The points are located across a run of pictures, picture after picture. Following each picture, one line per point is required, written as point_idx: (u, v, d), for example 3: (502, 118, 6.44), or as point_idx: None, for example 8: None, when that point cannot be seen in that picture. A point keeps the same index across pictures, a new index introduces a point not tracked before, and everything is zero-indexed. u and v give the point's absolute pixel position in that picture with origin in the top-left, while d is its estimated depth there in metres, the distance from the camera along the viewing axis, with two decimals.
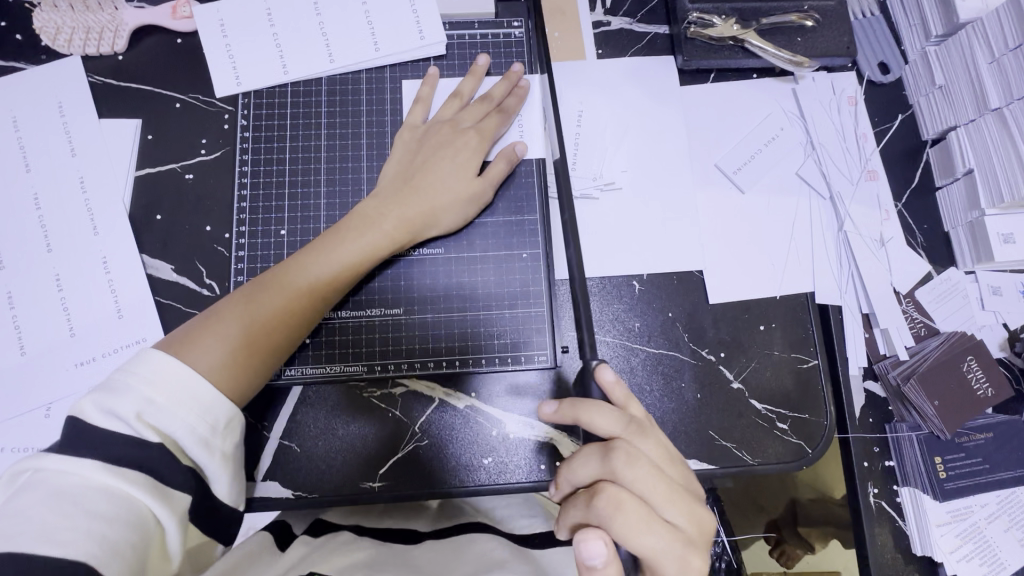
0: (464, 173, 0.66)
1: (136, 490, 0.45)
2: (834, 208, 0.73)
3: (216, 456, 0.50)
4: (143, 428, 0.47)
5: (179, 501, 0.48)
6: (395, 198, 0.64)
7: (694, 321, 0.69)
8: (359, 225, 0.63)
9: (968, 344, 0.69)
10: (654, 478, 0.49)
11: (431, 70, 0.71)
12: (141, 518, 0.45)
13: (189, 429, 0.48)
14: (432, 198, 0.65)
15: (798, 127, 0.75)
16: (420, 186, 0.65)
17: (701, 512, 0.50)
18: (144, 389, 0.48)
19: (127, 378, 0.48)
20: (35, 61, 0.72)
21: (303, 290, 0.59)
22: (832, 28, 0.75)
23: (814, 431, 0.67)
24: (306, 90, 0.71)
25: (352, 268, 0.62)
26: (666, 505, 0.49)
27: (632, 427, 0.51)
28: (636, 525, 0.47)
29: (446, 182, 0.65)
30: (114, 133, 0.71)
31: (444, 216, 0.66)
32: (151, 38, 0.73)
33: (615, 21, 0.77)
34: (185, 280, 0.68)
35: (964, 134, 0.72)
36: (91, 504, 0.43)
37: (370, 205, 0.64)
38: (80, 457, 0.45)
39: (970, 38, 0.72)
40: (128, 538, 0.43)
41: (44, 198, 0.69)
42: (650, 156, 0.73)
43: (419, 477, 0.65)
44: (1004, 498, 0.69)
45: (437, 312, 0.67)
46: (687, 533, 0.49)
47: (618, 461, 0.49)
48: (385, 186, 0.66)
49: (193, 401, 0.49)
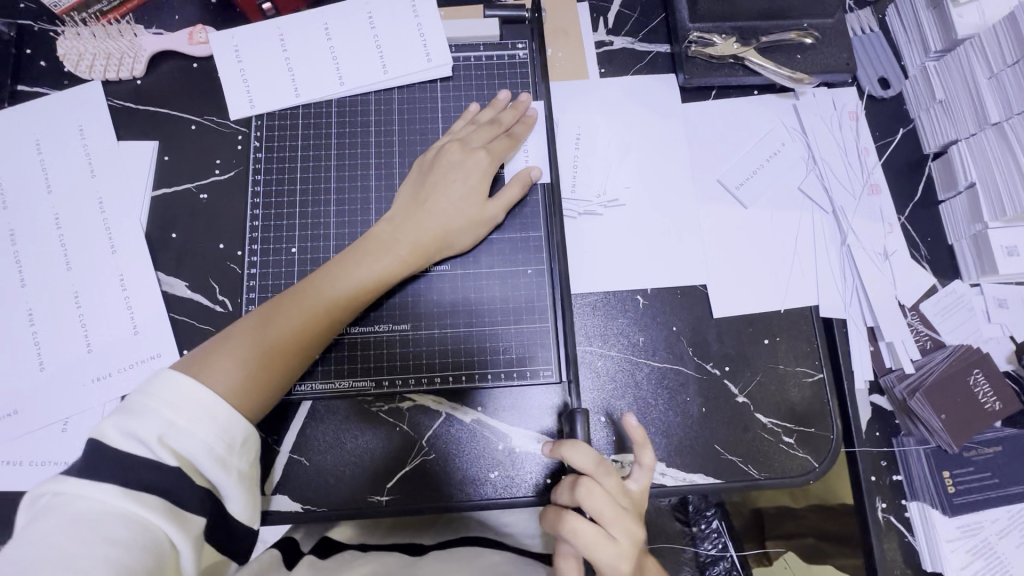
0: (472, 194, 0.67)
1: (152, 513, 0.45)
2: (837, 222, 0.74)
3: (233, 475, 0.50)
4: (164, 450, 0.47)
5: (196, 524, 0.48)
6: (408, 222, 0.66)
7: (698, 335, 0.70)
8: (374, 249, 0.64)
9: (974, 357, 0.68)
10: (608, 504, 0.53)
11: (472, 106, 0.72)
12: (158, 543, 0.44)
13: (206, 449, 0.49)
14: (444, 221, 0.66)
15: (800, 142, 0.76)
16: (430, 206, 0.66)
17: (642, 538, 0.54)
18: (164, 411, 0.48)
19: (146, 400, 0.48)
20: (58, 86, 0.75)
21: (320, 312, 0.60)
22: (832, 46, 0.76)
23: (820, 445, 0.67)
24: (317, 111, 0.73)
25: (368, 290, 0.63)
26: (613, 521, 0.53)
27: (602, 463, 0.55)
28: (589, 548, 0.52)
29: (455, 204, 0.66)
30: (132, 155, 0.73)
31: (458, 237, 0.67)
32: (168, 63, 0.76)
33: (617, 41, 0.79)
34: (198, 296, 0.70)
35: (965, 148, 0.72)
36: (108, 529, 0.43)
37: (385, 228, 0.66)
38: (99, 479, 0.45)
39: (968, 54, 0.72)
40: (145, 565, 0.43)
41: (64, 217, 0.71)
42: (652, 173, 0.75)
43: (426, 491, 0.65)
44: (1014, 513, 0.68)
45: (447, 329, 0.68)
46: (623, 545, 0.53)
47: (579, 492, 0.53)
48: (399, 209, 0.67)
49: (211, 419, 0.49)
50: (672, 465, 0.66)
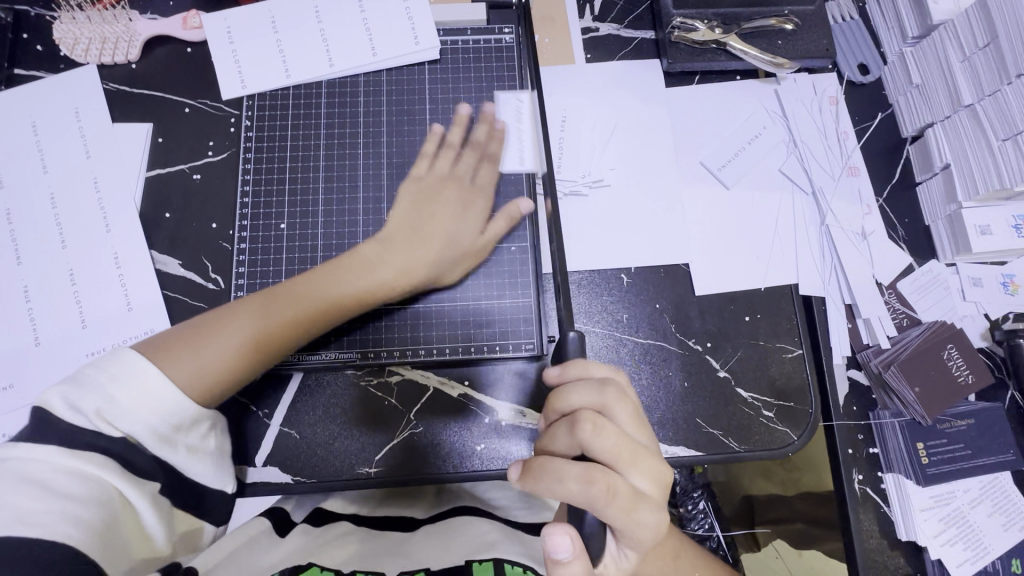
0: (464, 228, 0.69)
1: (106, 473, 0.48)
2: (816, 203, 0.76)
3: (180, 450, 0.52)
4: (106, 423, 0.49)
5: (149, 487, 0.50)
6: (407, 242, 0.67)
7: (680, 312, 0.72)
8: (370, 261, 0.65)
9: (948, 333, 0.70)
10: (623, 443, 0.48)
11: (462, 112, 0.73)
12: (113, 500, 0.48)
13: (149, 424, 0.50)
14: (440, 247, 0.67)
15: (780, 126, 0.78)
16: (430, 230, 0.68)
17: (664, 473, 0.50)
18: (107, 387, 0.50)
19: (99, 374, 0.50)
20: (54, 70, 0.77)
21: (306, 318, 0.62)
22: (811, 32, 0.78)
23: (799, 419, 0.69)
24: (307, 93, 0.75)
25: (356, 304, 0.64)
26: (631, 468, 0.48)
27: (605, 398, 0.50)
28: (626, 504, 0.46)
29: (448, 233, 0.68)
30: (127, 137, 0.75)
31: (450, 268, 0.68)
32: (162, 48, 0.78)
33: (602, 27, 0.81)
34: (191, 274, 0.71)
35: (940, 131, 0.74)
36: (65, 487, 0.46)
37: (385, 242, 0.67)
38: (43, 442, 0.47)
39: (943, 39, 0.74)
40: (102, 517, 0.46)
41: (59, 197, 0.72)
42: (636, 154, 0.76)
43: (414, 462, 0.67)
44: (986, 483, 0.70)
45: (441, 331, 0.69)
46: (655, 496, 0.48)
47: (587, 432, 0.48)
48: (399, 224, 0.68)
49: (157, 403, 0.51)
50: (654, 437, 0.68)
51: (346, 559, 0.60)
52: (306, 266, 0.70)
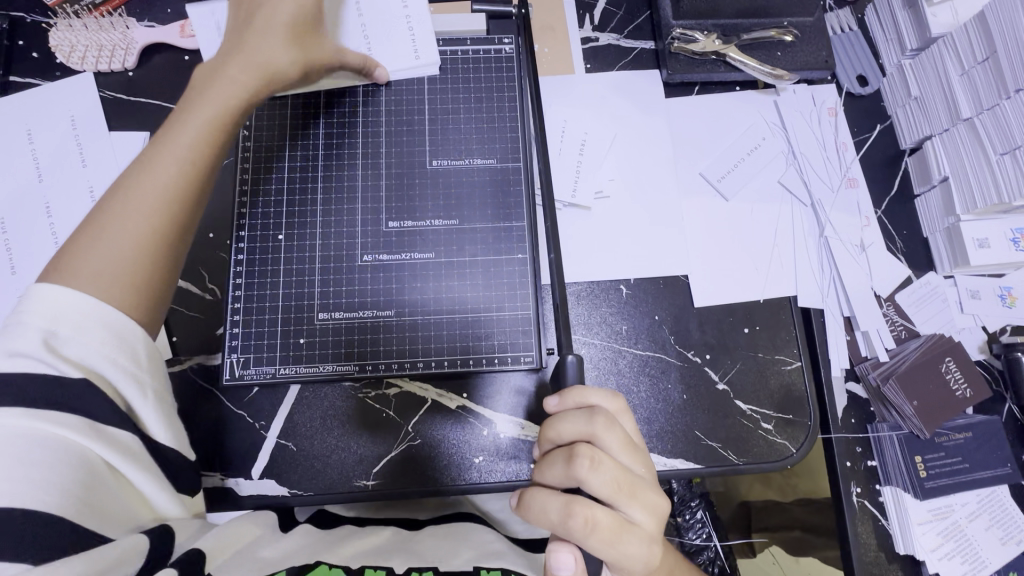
0: (287, 25, 0.62)
1: (68, 431, 0.45)
2: (815, 215, 0.76)
3: (150, 395, 0.51)
4: (64, 364, 0.47)
5: (121, 438, 0.48)
6: (229, 54, 0.61)
7: (679, 323, 0.72)
8: (210, 81, 0.60)
9: (947, 345, 0.70)
10: (618, 479, 0.48)
11: None
12: (81, 456, 0.46)
13: (107, 357, 0.49)
14: (267, 49, 0.61)
15: (780, 137, 0.78)
16: (249, 39, 0.61)
17: (662, 505, 0.50)
18: (41, 322, 0.48)
19: (24, 316, 0.48)
20: (51, 77, 0.76)
21: (191, 165, 0.56)
22: (811, 44, 0.78)
23: (797, 431, 0.69)
24: (305, 103, 0.74)
25: (218, 130, 0.59)
26: (627, 502, 0.49)
27: (599, 429, 0.50)
28: (611, 537, 0.48)
29: (267, 33, 0.61)
30: (124, 145, 0.74)
31: (280, 49, 0.61)
32: (160, 56, 0.77)
33: (602, 37, 0.81)
34: (188, 284, 0.71)
35: (938, 143, 0.75)
36: (22, 449, 0.43)
37: (211, 66, 0.61)
38: (2, 406, 0.44)
39: (941, 53, 0.74)
40: (79, 477, 0.45)
41: (54, 206, 0.72)
42: (636, 165, 0.76)
43: (413, 475, 0.66)
44: (983, 496, 0.70)
45: (448, 328, 0.69)
46: (650, 529, 0.49)
47: (582, 467, 0.48)
48: (224, 45, 0.62)
49: (102, 328, 0.49)
50: (653, 450, 0.68)
51: (352, 555, 0.56)
52: (304, 277, 0.69)
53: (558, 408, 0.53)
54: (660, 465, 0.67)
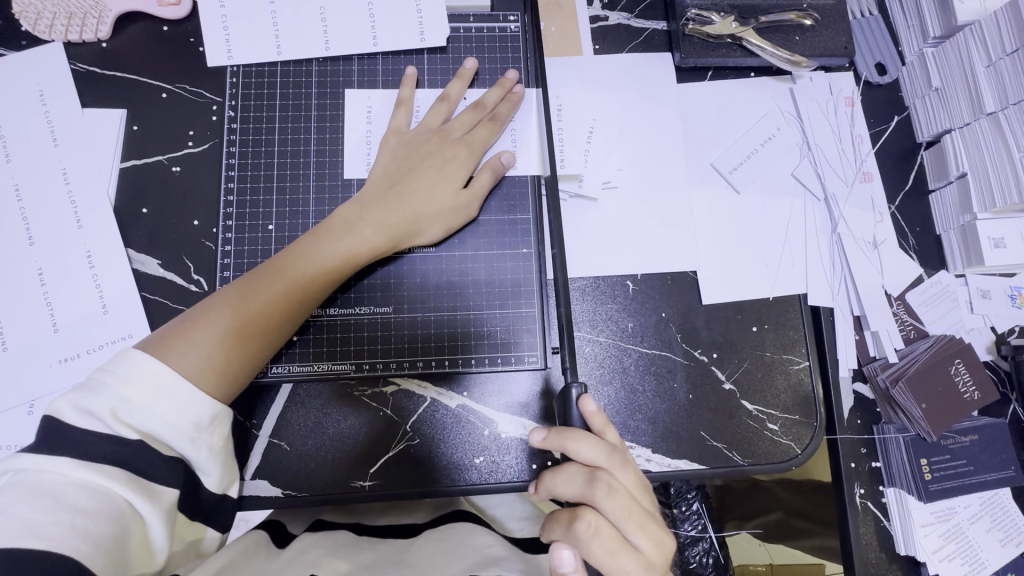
0: (430, 198, 0.63)
1: (117, 485, 0.45)
2: (828, 210, 0.73)
3: (203, 451, 0.50)
4: (120, 426, 0.46)
5: (166, 496, 0.48)
6: (381, 203, 0.62)
7: (688, 321, 0.69)
8: (340, 228, 0.61)
9: (957, 347, 0.70)
10: (631, 508, 0.48)
11: (467, 64, 0.69)
12: (122, 512, 0.45)
13: (168, 424, 0.48)
14: (417, 207, 0.63)
15: (795, 127, 0.75)
16: (419, 186, 0.63)
17: (668, 542, 0.50)
18: (119, 387, 0.47)
19: (106, 377, 0.48)
20: (15, 46, 0.70)
21: (292, 287, 0.58)
22: (831, 28, 0.74)
23: (804, 432, 0.68)
24: (297, 71, 0.70)
25: (333, 271, 0.60)
26: (635, 530, 0.48)
27: (615, 457, 0.50)
28: (614, 561, 0.47)
29: (413, 201, 0.63)
30: (98, 123, 0.69)
31: (427, 225, 0.64)
32: (136, 25, 0.71)
33: (612, 16, 0.76)
34: (172, 274, 0.67)
35: (958, 138, 0.72)
36: (71, 498, 0.43)
37: (353, 207, 0.62)
38: (58, 456, 0.44)
39: (967, 41, 0.71)
40: (109, 532, 0.43)
41: (24, 188, 0.67)
42: (645, 157, 0.73)
43: (411, 476, 0.64)
44: (986, 498, 0.71)
45: (450, 324, 0.66)
46: (652, 562, 0.48)
47: (598, 490, 0.48)
48: (372, 188, 0.64)
49: (170, 397, 0.48)
50: (658, 452, 0.66)
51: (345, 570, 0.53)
52: None
53: (594, 415, 0.51)
54: (664, 466, 0.66)
